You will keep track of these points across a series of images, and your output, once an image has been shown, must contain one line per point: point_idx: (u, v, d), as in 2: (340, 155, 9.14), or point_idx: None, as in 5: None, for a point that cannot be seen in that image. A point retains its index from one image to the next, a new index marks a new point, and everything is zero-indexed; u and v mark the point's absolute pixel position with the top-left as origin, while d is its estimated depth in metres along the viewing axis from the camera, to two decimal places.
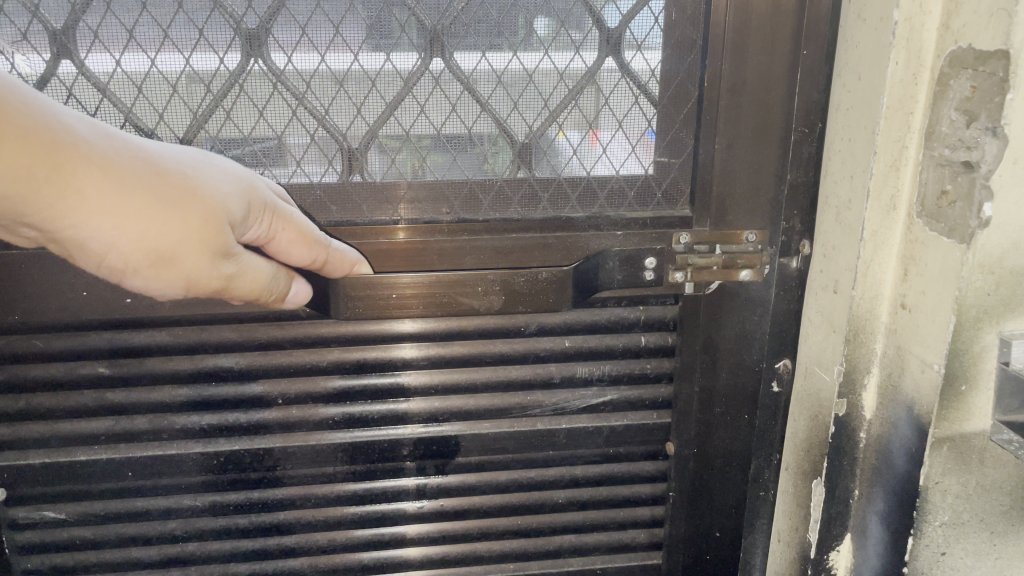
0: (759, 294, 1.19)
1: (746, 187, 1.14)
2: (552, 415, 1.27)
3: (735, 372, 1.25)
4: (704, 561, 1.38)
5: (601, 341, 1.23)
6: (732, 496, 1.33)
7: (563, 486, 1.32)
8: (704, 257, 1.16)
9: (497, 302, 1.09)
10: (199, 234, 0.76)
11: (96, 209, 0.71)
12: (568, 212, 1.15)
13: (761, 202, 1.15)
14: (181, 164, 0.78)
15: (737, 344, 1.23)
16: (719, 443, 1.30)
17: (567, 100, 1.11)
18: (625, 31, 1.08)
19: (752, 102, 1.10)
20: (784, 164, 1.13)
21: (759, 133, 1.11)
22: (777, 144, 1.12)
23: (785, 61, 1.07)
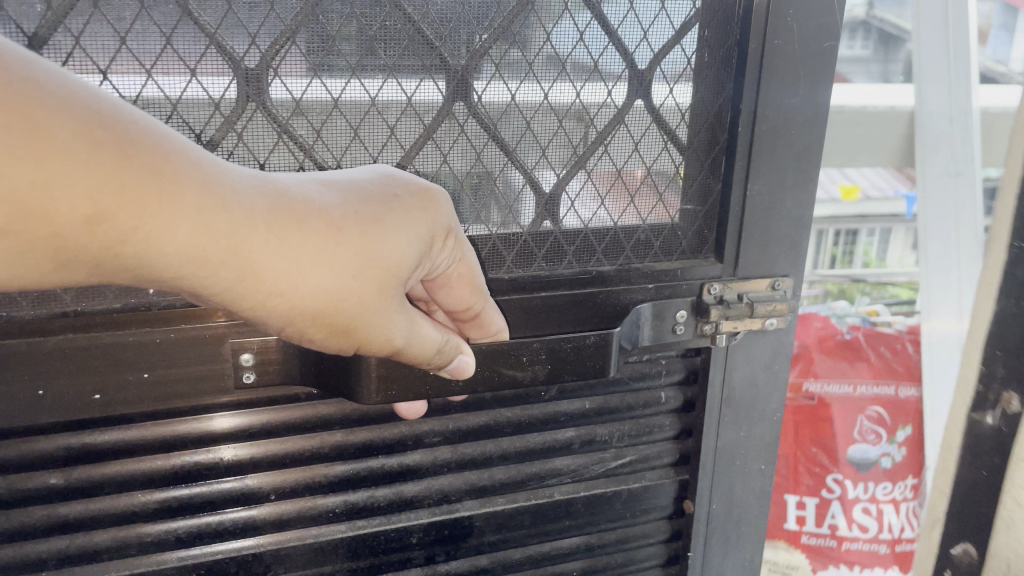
0: (780, 340, 1.17)
1: (773, 234, 1.10)
2: (570, 483, 1.18)
3: (756, 422, 1.21)
4: None
5: (622, 399, 1.15)
6: (747, 547, 1.29)
7: (577, 557, 1.22)
8: (732, 308, 1.10)
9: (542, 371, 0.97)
10: (358, 281, 0.74)
11: (266, 274, 0.70)
12: (595, 266, 1.06)
13: (786, 247, 1.12)
14: (346, 205, 0.75)
15: (758, 393, 1.19)
16: (737, 496, 1.25)
17: (596, 145, 1.02)
18: (658, 74, 1.01)
19: (783, 147, 1.06)
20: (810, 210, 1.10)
21: (789, 179, 1.08)
22: (804, 189, 1.09)
23: (815, 106, 1.05)
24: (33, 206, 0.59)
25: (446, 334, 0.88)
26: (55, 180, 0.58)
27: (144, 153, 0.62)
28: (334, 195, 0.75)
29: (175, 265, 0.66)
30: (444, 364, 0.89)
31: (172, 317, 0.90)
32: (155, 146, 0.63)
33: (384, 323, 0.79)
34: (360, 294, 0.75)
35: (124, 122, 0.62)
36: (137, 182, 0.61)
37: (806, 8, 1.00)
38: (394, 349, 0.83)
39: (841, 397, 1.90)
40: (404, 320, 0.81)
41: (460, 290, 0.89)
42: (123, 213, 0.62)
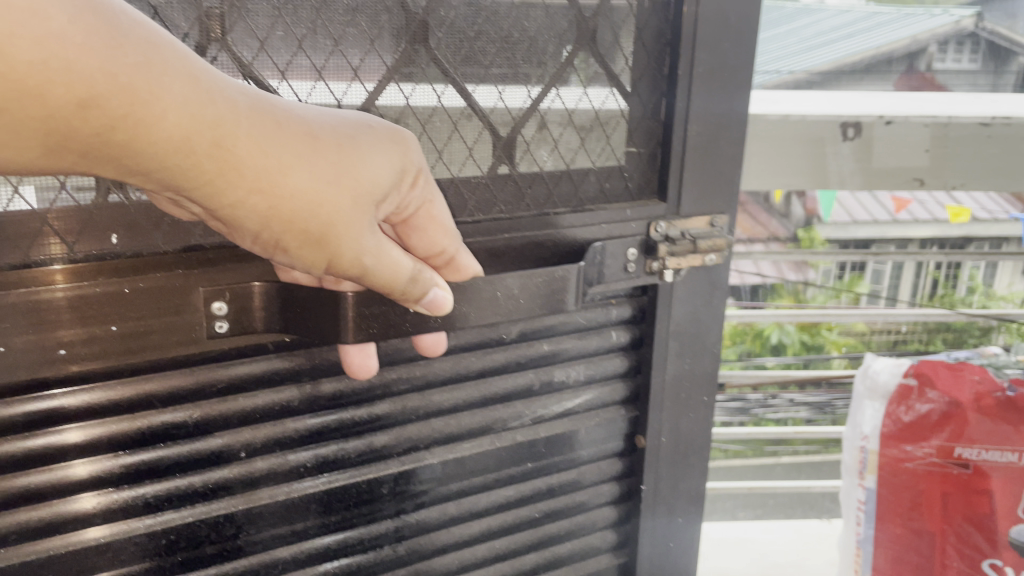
0: (718, 275, 1.25)
1: (711, 173, 1.18)
2: (531, 425, 1.21)
3: (698, 354, 1.28)
4: (669, 550, 1.37)
5: (578, 340, 1.20)
6: (692, 476, 1.36)
7: (540, 499, 1.25)
8: (676, 245, 1.16)
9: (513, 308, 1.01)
10: (339, 197, 0.74)
11: (248, 170, 0.69)
12: (552, 209, 1.10)
13: (721, 186, 1.19)
14: (329, 128, 0.75)
15: (698, 328, 1.27)
16: (682, 427, 1.31)
17: (548, 89, 1.06)
18: (603, 24, 1.06)
19: (719, 89, 1.13)
20: (741, 150, 1.19)
21: (724, 119, 1.15)
22: (737, 128, 1.17)
23: (744, 50, 1.13)
24: (26, 88, 0.56)
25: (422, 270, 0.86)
26: (51, 62, 0.56)
27: (141, 45, 0.61)
28: (317, 118, 0.75)
29: (161, 160, 0.65)
30: (420, 299, 0.88)
31: (139, 267, 0.88)
32: (153, 40, 0.63)
33: (364, 245, 0.78)
34: (338, 202, 0.74)
35: (114, 12, 0.60)
36: (128, 70, 0.60)
37: None
38: (369, 278, 0.81)
39: (1001, 465, 1.62)
40: (384, 244, 0.80)
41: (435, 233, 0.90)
42: (112, 102, 0.60)
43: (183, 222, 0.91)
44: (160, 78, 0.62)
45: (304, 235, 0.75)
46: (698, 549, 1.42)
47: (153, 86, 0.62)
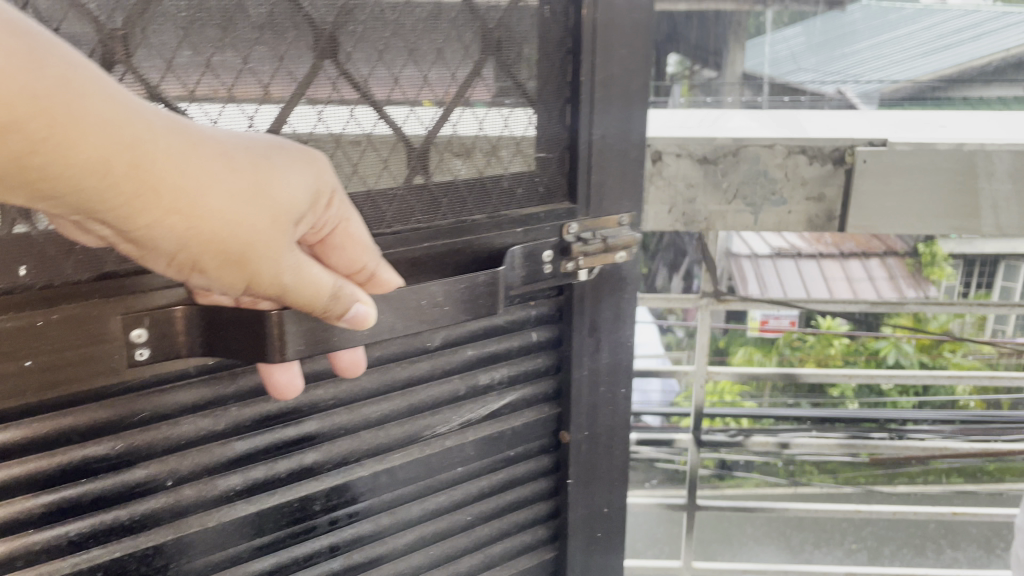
0: (629, 272, 1.29)
1: (615, 173, 1.23)
2: (459, 430, 1.22)
3: (615, 349, 1.32)
4: (597, 540, 1.41)
5: (499, 343, 1.22)
6: (616, 467, 1.39)
7: (471, 502, 1.27)
8: (588, 244, 1.20)
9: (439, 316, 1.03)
10: (258, 215, 0.74)
11: (169, 192, 0.67)
12: (468, 216, 1.12)
13: (627, 184, 1.24)
14: (245, 148, 0.75)
15: (614, 322, 1.30)
16: (603, 421, 1.35)
17: (457, 98, 1.08)
18: (507, 34, 1.09)
19: (618, 93, 1.18)
20: (643, 150, 1.24)
21: (624, 121, 1.20)
22: (638, 130, 1.22)
23: (640, 54, 1.18)
24: None
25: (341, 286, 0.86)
26: None
27: (60, 67, 0.60)
28: (230, 139, 0.75)
29: (81, 185, 0.63)
30: (340, 313, 0.87)
31: (50, 299, 0.85)
32: (73, 62, 0.61)
33: (283, 264, 0.78)
34: (257, 222, 0.74)
35: (32, 32, 0.58)
36: (47, 93, 0.58)
37: None
38: (288, 295, 0.81)
39: None
40: (302, 263, 0.80)
41: (351, 249, 0.90)
42: (33, 125, 0.58)
43: (94, 250, 0.88)
44: (82, 101, 0.61)
45: (224, 258, 0.74)
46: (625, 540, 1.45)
47: (76, 108, 0.60)
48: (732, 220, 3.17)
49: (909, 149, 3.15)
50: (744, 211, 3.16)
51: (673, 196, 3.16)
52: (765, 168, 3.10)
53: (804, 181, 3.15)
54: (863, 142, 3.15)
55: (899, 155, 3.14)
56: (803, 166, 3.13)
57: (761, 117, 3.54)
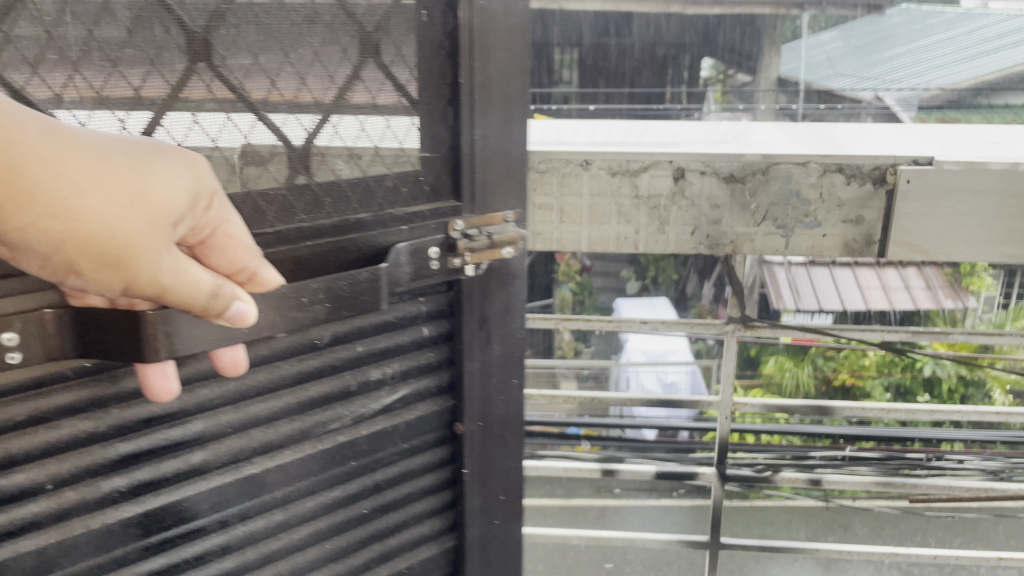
0: (516, 267, 1.34)
1: (497, 172, 1.28)
2: (351, 425, 1.25)
3: (506, 341, 1.38)
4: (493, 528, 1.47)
5: (388, 339, 1.26)
6: (510, 456, 1.45)
7: (366, 496, 1.30)
8: (474, 241, 1.25)
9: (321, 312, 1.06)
10: (135, 217, 0.75)
11: (40, 194, 0.68)
12: (353, 214, 1.15)
13: (510, 184, 1.30)
14: (121, 151, 0.76)
15: (503, 316, 1.36)
16: (495, 411, 1.41)
17: (336, 99, 1.12)
18: (385, 36, 1.13)
19: (497, 94, 1.23)
20: (523, 150, 1.30)
21: (504, 122, 1.26)
22: (519, 130, 1.28)
23: (517, 59, 1.24)
24: None
25: (223, 286, 0.87)
26: None
27: None
28: (106, 143, 0.76)
29: None
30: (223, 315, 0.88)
31: None
32: None
33: (163, 265, 0.79)
34: (134, 224, 0.75)
35: None
36: None
37: None
38: (170, 298, 0.81)
39: None
40: (182, 264, 0.81)
41: (233, 251, 0.91)
42: None
43: None
44: None
45: (102, 262, 0.74)
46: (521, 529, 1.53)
47: None
48: (762, 242, 3.39)
49: (958, 168, 3.18)
50: (776, 233, 3.37)
51: (697, 217, 3.37)
52: (798, 187, 3.28)
53: (841, 203, 3.30)
54: (907, 161, 3.20)
55: (947, 176, 3.18)
56: (841, 186, 3.28)
57: (799, 133, 3.78)
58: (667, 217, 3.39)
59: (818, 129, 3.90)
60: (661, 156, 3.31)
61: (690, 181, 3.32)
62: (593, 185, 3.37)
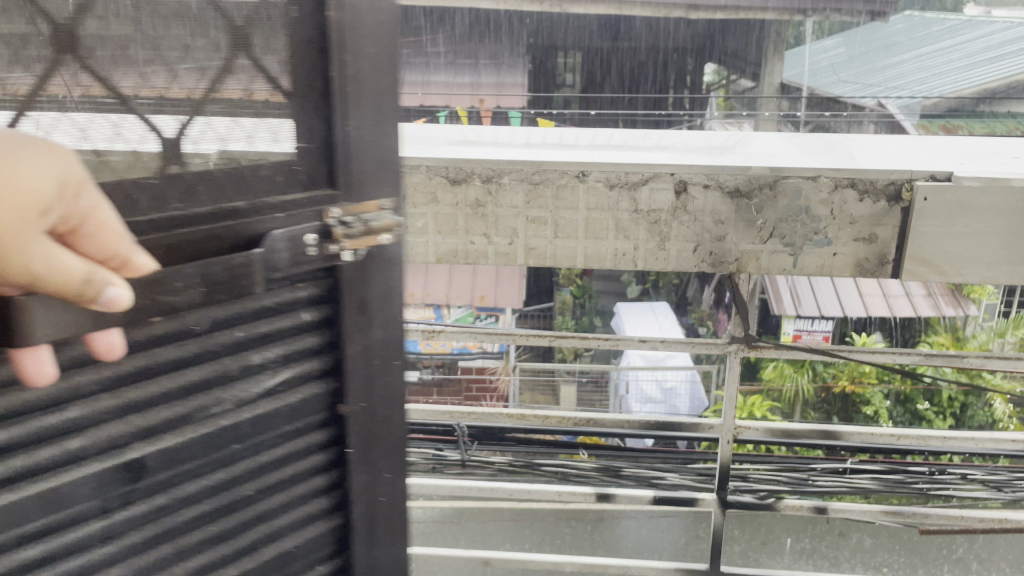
0: (394, 254, 1.43)
1: (373, 162, 1.34)
2: (233, 408, 1.31)
3: (385, 324, 1.48)
4: (377, 504, 1.57)
5: (268, 325, 1.33)
6: (394, 433, 1.56)
7: (249, 477, 1.36)
8: (351, 229, 1.31)
9: (196, 296, 1.12)
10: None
11: None
12: (229, 203, 1.19)
13: (386, 174, 1.36)
14: None
15: (382, 301, 1.46)
16: (378, 391, 1.51)
17: (204, 92, 1.20)
18: (254, 30, 1.21)
19: (370, 87, 1.30)
20: (397, 142, 1.37)
21: (376, 115, 1.32)
22: (392, 122, 1.35)
23: (387, 55, 1.32)
24: None
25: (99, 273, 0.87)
26: None
27: None
28: None
29: None
30: (100, 301, 0.87)
31: None
32: None
33: (31, 250, 0.79)
34: None
35: None
36: None
37: None
38: (41, 284, 0.81)
39: None
40: (52, 248, 0.81)
41: (108, 239, 0.91)
42: None
43: None
44: None
45: None
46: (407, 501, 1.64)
47: None
48: (767, 261, 2.96)
49: (981, 185, 2.77)
50: (782, 252, 2.94)
51: (698, 234, 2.96)
52: (807, 204, 2.87)
53: (851, 220, 2.88)
54: (924, 176, 2.82)
55: (967, 193, 2.78)
56: (852, 203, 2.86)
57: (810, 142, 3.55)
58: (666, 232, 2.96)
59: (825, 140, 3.62)
60: (661, 168, 2.90)
61: (692, 195, 2.91)
62: (589, 200, 2.96)
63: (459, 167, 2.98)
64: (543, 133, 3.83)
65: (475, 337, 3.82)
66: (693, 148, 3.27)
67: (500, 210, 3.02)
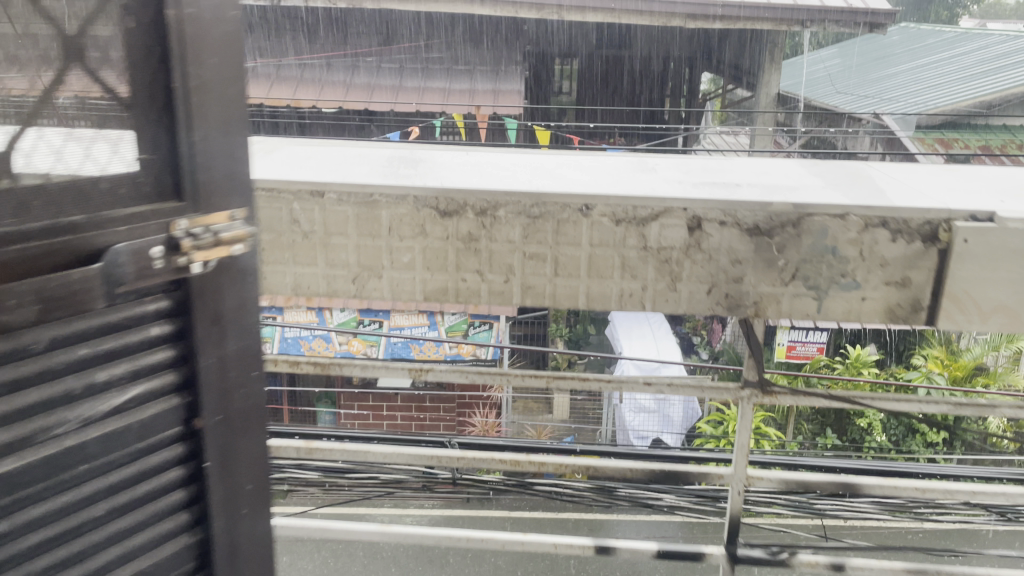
0: (239, 264, 2.32)
1: (220, 173, 2.22)
2: (65, 404, 1.93)
3: (236, 338, 2.38)
4: (242, 477, 2.50)
5: (100, 348, 2.01)
6: (256, 415, 2.51)
7: (81, 476, 2.01)
8: (199, 239, 2.15)
9: (32, 312, 1.78)
10: None
11: None
12: (66, 216, 1.89)
13: (233, 186, 2.27)
14: None
15: (236, 312, 2.36)
16: (235, 399, 2.42)
17: (34, 124, 1.96)
18: (92, 47, 1.99)
19: (212, 104, 2.17)
20: (241, 145, 2.28)
21: (221, 133, 2.21)
22: (239, 137, 2.27)
23: (218, 75, 2.17)
24: None
25: None
26: None
27: None
28: None
29: None
30: None
31: None
32: None
33: None
34: None
35: None
36: None
37: (198, 32, 2.10)
38: None
39: None
40: None
41: None
42: None
43: None
44: None
45: None
46: (263, 506, 2.60)
47: None
48: (788, 303, 3.31)
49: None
50: (806, 293, 3.30)
51: (713, 274, 3.32)
52: (833, 243, 3.23)
53: (884, 261, 3.24)
54: (963, 217, 3.19)
55: (1010, 234, 3.12)
56: (884, 243, 3.22)
57: (828, 172, 3.89)
58: (678, 272, 3.32)
59: (850, 170, 3.93)
60: (673, 204, 3.27)
61: (706, 232, 3.27)
62: (593, 234, 3.31)
63: (450, 198, 3.32)
64: (556, 160, 4.09)
65: (465, 376, 4.09)
66: (709, 182, 3.57)
67: (497, 244, 3.35)
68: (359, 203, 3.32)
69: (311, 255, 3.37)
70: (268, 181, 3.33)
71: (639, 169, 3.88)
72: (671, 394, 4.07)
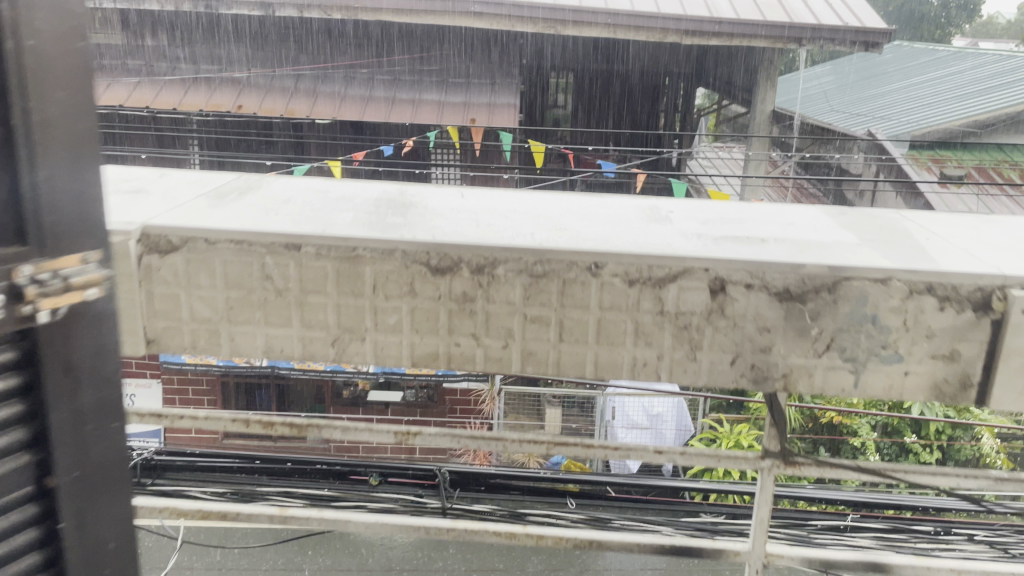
0: (93, 309, 2.21)
1: (68, 212, 2.09)
2: None
3: (92, 388, 2.27)
4: (105, 533, 2.39)
5: None
6: (116, 469, 2.41)
7: None
8: (46, 285, 2.01)
9: None
10: None
11: None
12: None
13: (83, 225, 2.14)
14: None
15: (91, 362, 2.24)
16: (95, 451, 2.32)
17: None
18: None
19: (57, 140, 2.05)
20: (90, 183, 2.17)
21: (67, 167, 2.09)
22: (86, 171, 2.16)
23: (65, 112, 2.06)
24: None
25: None
26: None
27: None
28: None
29: None
30: None
31: None
32: None
33: None
34: None
35: None
36: None
37: (40, 62, 1.98)
38: None
39: None
40: None
41: None
42: None
43: None
44: None
45: None
46: (128, 555, 2.50)
47: None
48: (821, 377, 2.95)
49: None
50: (841, 367, 2.94)
51: (737, 342, 2.95)
52: (874, 311, 2.87)
53: (930, 332, 2.88)
54: (1018, 285, 2.84)
55: None
56: (930, 312, 2.86)
57: (865, 228, 3.44)
58: (698, 339, 2.95)
59: (883, 221, 3.60)
60: (694, 264, 2.91)
61: (731, 296, 2.91)
62: (602, 297, 2.94)
63: (442, 253, 2.95)
64: (559, 202, 3.74)
65: (458, 441, 3.69)
66: (731, 236, 3.22)
67: (494, 306, 2.98)
68: (340, 258, 2.93)
69: (284, 314, 2.99)
70: (237, 234, 2.94)
71: (650, 216, 3.51)
72: (686, 463, 3.69)
